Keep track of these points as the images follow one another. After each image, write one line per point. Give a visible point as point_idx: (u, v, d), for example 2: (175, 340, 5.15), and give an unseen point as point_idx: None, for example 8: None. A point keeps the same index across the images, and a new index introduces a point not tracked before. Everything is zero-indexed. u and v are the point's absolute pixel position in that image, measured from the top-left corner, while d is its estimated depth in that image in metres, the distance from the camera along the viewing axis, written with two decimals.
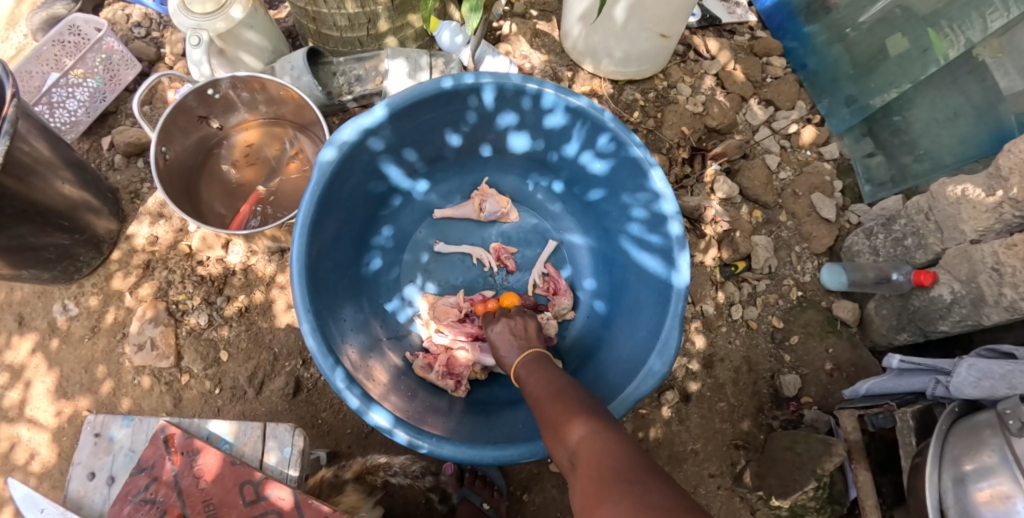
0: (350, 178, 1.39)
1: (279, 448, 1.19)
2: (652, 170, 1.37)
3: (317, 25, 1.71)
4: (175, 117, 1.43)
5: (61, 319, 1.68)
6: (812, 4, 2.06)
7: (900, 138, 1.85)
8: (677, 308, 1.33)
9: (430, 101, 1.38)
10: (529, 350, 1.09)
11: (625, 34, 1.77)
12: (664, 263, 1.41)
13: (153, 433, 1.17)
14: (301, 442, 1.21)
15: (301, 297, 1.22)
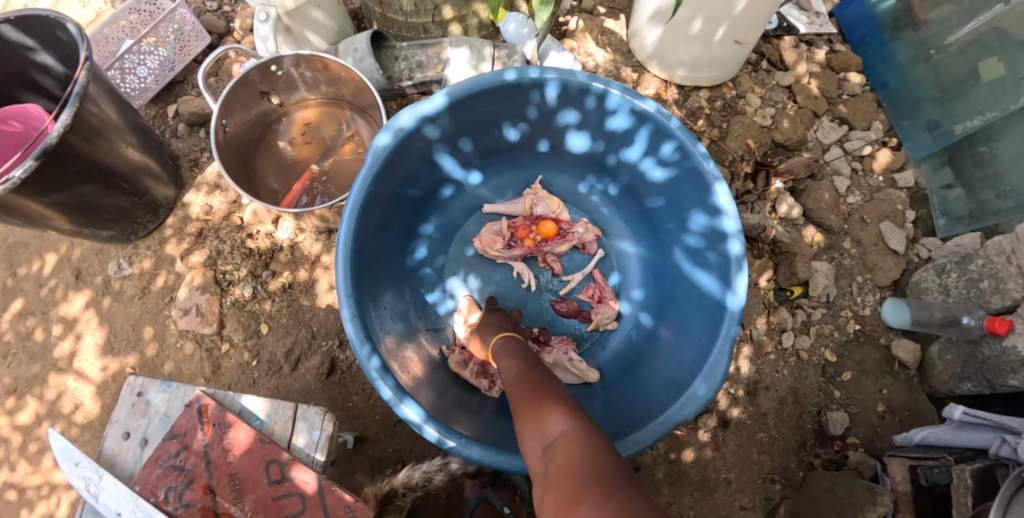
0: (404, 164, 1.37)
1: (307, 432, 1.15)
2: (716, 184, 1.29)
3: (383, 9, 1.71)
4: (237, 90, 1.44)
5: (115, 278, 1.74)
6: (900, 19, 1.92)
7: (984, 170, 1.73)
8: (729, 331, 1.25)
9: (492, 93, 1.34)
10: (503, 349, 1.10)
11: (698, 37, 1.69)
12: (719, 282, 1.33)
13: (189, 399, 1.16)
14: (330, 427, 1.16)
15: (344, 281, 1.21)
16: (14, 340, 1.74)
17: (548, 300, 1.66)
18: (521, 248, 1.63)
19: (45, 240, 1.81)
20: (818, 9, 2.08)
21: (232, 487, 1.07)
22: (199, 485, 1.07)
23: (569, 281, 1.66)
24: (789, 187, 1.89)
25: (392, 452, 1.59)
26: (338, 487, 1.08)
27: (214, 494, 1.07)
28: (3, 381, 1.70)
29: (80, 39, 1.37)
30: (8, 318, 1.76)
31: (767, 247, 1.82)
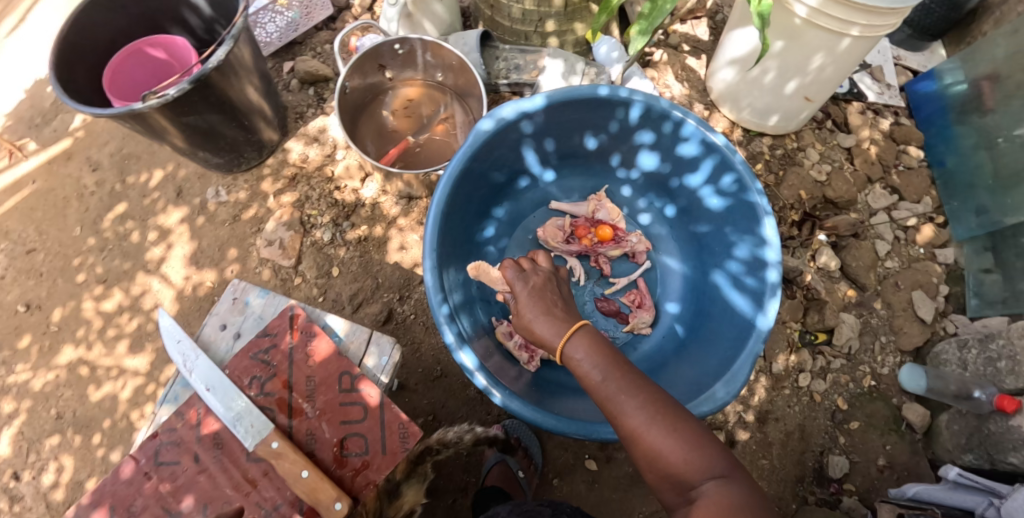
0: (497, 150, 1.56)
1: (376, 357, 1.31)
2: (766, 218, 1.43)
3: (492, 12, 1.97)
4: (365, 60, 1.65)
5: (212, 202, 1.95)
6: (968, 105, 2.01)
7: None
8: (756, 348, 1.37)
9: (584, 103, 1.52)
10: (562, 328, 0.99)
11: (772, 87, 1.85)
12: (753, 305, 1.47)
13: (283, 307, 1.35)
14: (397, 356, 1.33)
15: (430, 236, 1.39)
16: (113, 238, 1.95)
17: (591, 297, 1.81)
18: (580, 244, 1.78)
19: (157, 157, 2.03)
20: (889, 82, 2.21)
21: (308, 386, 1.24)
22: (280, 379, 1.24)
23: (614, 284, 1.81)
24: (831, 241, 2.00)
25: (426, 404, 1.74)
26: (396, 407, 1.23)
27: (291, 389, 1.24)
28: (97, 271, 1.91)
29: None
30: (112, 218, 1.98)
31: (801, 291, 1.94)
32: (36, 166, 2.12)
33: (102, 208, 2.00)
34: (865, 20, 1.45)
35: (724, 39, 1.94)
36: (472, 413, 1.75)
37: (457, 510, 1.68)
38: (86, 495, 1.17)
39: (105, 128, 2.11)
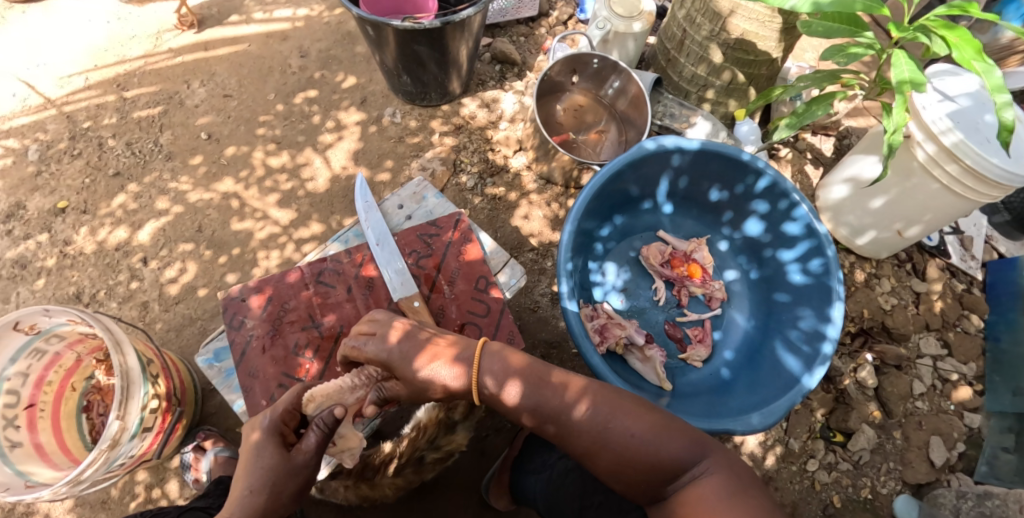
0: (645, 168, 1.92)
1: (508, 277, 1.58)
2: (838, 302, 1.73)
3: (667, 65, 2.44)
4: (569, 61, 2.09)
5: (387, 118, 2.30)
6: None
7: None
8: (795, 398, 1.66)
9: (726, 160, 1.87)
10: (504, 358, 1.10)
11: (872, 213, 2.18)
12: (803, 367, 1.74)
13: (449, 212, 1.63)
14: (523, 283, 1.59)
15: (579, 208, 1.75)
16: (297, 112, 2.30)
17: (663, 318, 2.08)
18: (673, 271, 2.07)
19: (356, 67, 2.41)
20: (976, 254, 2.45)
21: (451, 274, 1.51)
22: (433, 259, 1.52)
23: (685, 316, 2.07)
24: (874, 363, 2.24)
25: None
26: (510, 320, 1.48)
27: (439, 271, 1.52)
28: (274, 132, 2.25)
29: None
30: (302, 97, 2.33)
31: (833, 391, 2.19)
32: (254, 33, 2.48)
33: (296, 86, 2.36)
34: (965, 189, 1.83)
35: (843, 161, 2.28)
36: None
37: (485, 443, 1.98)
38: (259, 281, 1.45)
39: (321, 28, 2.50)
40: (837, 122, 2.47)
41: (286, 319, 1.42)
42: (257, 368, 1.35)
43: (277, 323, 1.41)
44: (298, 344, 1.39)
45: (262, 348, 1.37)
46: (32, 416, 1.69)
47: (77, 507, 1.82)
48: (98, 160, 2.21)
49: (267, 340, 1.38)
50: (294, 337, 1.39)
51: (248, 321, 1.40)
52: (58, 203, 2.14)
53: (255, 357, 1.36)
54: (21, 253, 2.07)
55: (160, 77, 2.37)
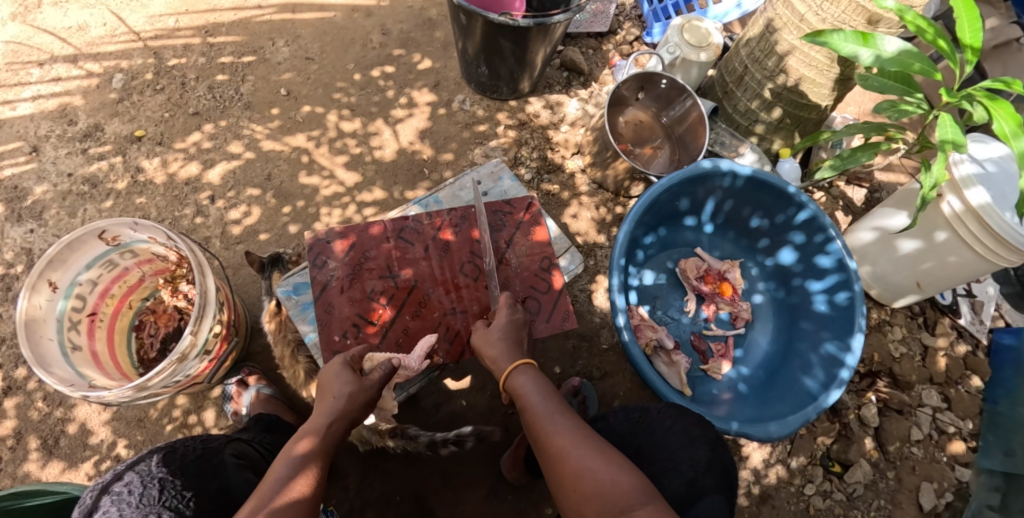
0: (697, 186, 2.04)
1: (567, 263, 1.74)
2: (859, 333, 1.85)
3: (723, 97, 2.61)
4: (640, 77, 2.24)
5: (456, 104, 2.45)
6: None
7: None
8: (811, 414, 1.77)
9: (773, 189, 2.00)
10: (526, 375, 1.16)
11: (897, 262, 2.34)
12: (821, 389, 1.86)
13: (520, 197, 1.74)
14: (579, 270, 1.75)
15: (636, 211, 1.88)
16: (374, 85, 2.43)
17: (691, 329, 2.19)
18: (706, 287, 2.18)
19: (433, 52, 2.55)
20: (984, 317, 2.60)
21: (518, 251, 1.63)
22: (504, 235, 1.64)
23: (711, 330, 2.18)
24: (878, 405, 2.36)
25: None
26: (566, 300, 1.59)
27: (508, 246, 1.63)
28: (351, 99, 2.38)
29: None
30: (379, 72, 2.46)
31: (837, 423, 2.31)
32: (340, 4, 2.59)
33: (375, 61, 2.48)
34: (988, 247, 1.96)
35: (874, 211, 2.43)
36: (562, 357, 2.10)
37: (511, 421, 2.01)
38: (343, 229, 1.56)
39: (403, 11, 2.62)
40: (870, 174, 2.65)
41: (366, 266, 1.54)
42: (336, 306, 1.48)
43: (356, 268, 1.53)
44: (374, 290, 1.51)
45: (340, 290, 1.50)
46: (92, 324, 1.67)
47: (115, 420, 1.87)
48: (178, 98, 2.28)
49: (345, 282, 1.51)
50: (371, 284, 1.52)
51: (330, 263, 1.51)
52: (135, 131, 2.19)
53: (334, 296, 1.48)
54: (94, 173, 2.11)
55: (247, 30, 2.46)
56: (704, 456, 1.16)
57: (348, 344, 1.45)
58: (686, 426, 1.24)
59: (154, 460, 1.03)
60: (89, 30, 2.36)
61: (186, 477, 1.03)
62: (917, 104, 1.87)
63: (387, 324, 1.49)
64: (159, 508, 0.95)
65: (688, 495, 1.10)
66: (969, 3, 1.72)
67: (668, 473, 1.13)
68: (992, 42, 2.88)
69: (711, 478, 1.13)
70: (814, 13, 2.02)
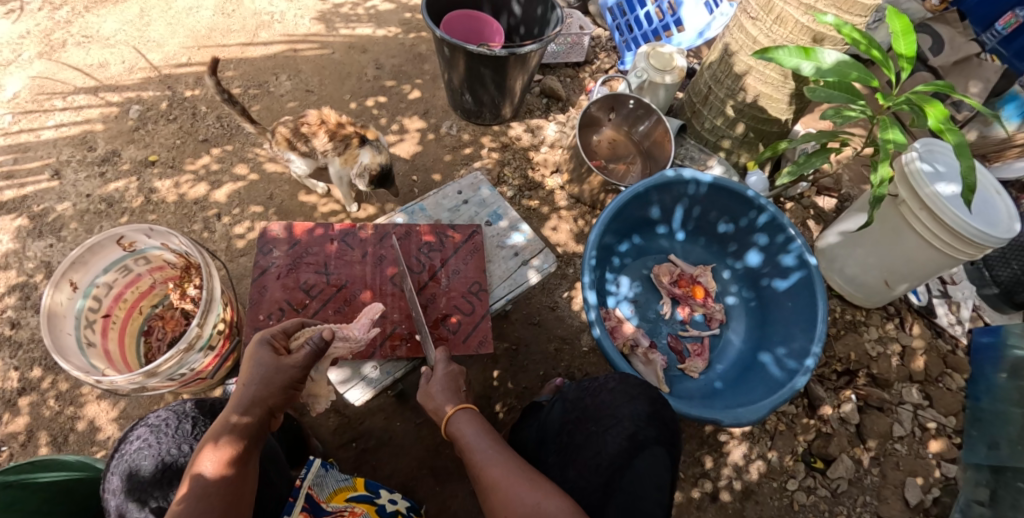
0: (664, 194, 2.20)
1: (540, 262, 1.88)
2: (821, 324, 1.95)
3: (691, 116, 2.82)
4: (611, 98, 2.44)
5: (444, 129, 2.67)
6: (1017, 367, 2.35)
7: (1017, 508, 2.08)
8: (777, 400, 1.86)
9: (734, 193, 2.15)
10: (463, 411, 1.21)
11: (863, 264, 2.46)
12: (787, 378, 1.95)
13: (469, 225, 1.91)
14: (554, 268, 1.89)
15: (607, 215, 2.02)
16: (368, 113, 2.66)
17: (668, 331, 2.30)
18: (679, 290, 2.32)
19: (422, 83, 2.79)
20: (962, 318, 2.68)
21: (453, 271, 1.78)
22: (442, 255, 1.80)
23: (687, 331, 2.30)
24: (858, 403, 2.42)
25: (518, 334, 2.24)
26: (486, 323, 1.71)
27: (444, 265, 1.78)
28: None
29: (560, 22, 2.31)
30: (373, 101, 2.69)
31: (817, 421, 2.37)
32: (338, 43, 2.86)
33: (369, 92, 2.72)
34: (944, 240, 2.08)
35: (840, 217, 2.57)
36: (544, 360, 2.19)
37: (497, 419, 2.08)
38: (295, 224, 1.77)
39: (395, 47, 2.89)
40: (838, 184, 2.80)
41: (306, 260, 1.73)
42: (269, 289, 1.66)
43: (296, 260, 1.72)
44: (307, 281, 1.69)
45: (277, 276, 1.69)
46: (106, 324, 1.79)
47: (122, 418, 1.95)
48: (189, 127, 2.51)
49: (284, 270, 1.70)
50: (306, 276, 1.70)
51: (276, 252, 1.73)
52: (149, 156, 2.41)
53: (270, 281, 1.68)
54: (111, 193, 2.31)
55: (252, 67, 2.72)
56: (644, 411, 1.34)
57: (270, 324, 1.61)
58: (627, 387, 1.42)
59: (188, 404, 1.22)
60: (110, 66, 2.63)
61: (214, 419, 1.21)
62: (861, 111, 2.04)
63: (310, 314, 1.64)
64: (191, 438, 1.13)
65: (630, 448, 1.25)
66: (903, 20, 1.92)
67: (612, 430, 1.29)
68: (953, 58, 3.09)
69: (652, 431, 1.30)
70: (765, 35, 2.25)
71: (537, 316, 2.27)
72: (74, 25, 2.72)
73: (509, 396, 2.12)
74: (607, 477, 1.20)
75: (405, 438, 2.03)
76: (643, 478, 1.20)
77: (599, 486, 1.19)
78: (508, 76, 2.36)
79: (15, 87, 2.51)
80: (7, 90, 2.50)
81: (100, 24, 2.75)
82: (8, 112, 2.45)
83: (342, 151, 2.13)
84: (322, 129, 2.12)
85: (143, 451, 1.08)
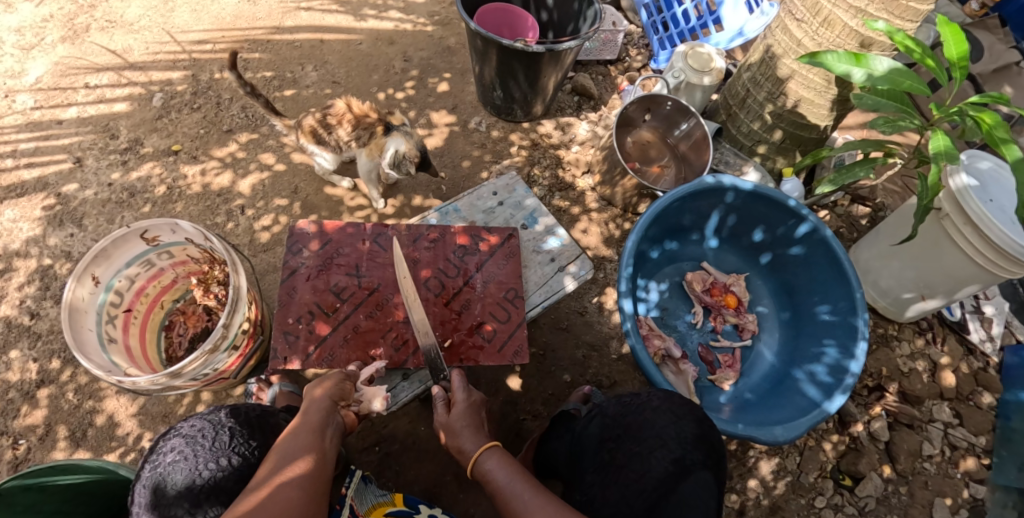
0: (701, 200, 2.13)
1: (576, 268, 1.83)
2: (861, 340, 1.88)
3: (726, 120, 2.74)
4: (647, 100, 2.36)
5: (473, 125, 2.59)
6: None
7: None
8: (814, 418, 1.80)
9: (774, 202, 2.08)
10: (490, 449, 1.17)
11: (900, 277, 2.40)
12: (823, 395, 1.89)
13: (504, 228, 1.85)
14: (591, 275, 1.84)
15: (643, 221, 1.95)
16: (396, 106, 2.58)
17: (698, 340, 2.24)
18: (712, 299, 2.26)
19: (451, 77, 2.71)
20: (993, 335, 2.61)
21: (488, 277, 1.72)
22: (476, 259, 1.74)
23: (718, 341, 2.24)
24: (888, 419, 2.38)
25: (544, 339, 2.19)
26: (521, 332, 1.65)
27: (478, 270, 1.72)
28: None
29: (598, 16, 2.22)
30: (401, 94, 2.62)
31: (847, 437, 2.34)
32: (366, 32, 2.78)
33: (397, 84, 2.65)
34: (990, 257, 2.00)
35: (877, 229, 2.49)
36: (572, 366, 2.14)
37: (523, 426, 2.03)
38: (325, 222, 1.71)
39: (424, 39, 2.81)
40: (873, 193, 2.73)
41: (336, 261, 1.67)
42: (298, 291, 1.61)
43: (325, 261, 1.66)
44: (337, 284, 1.63)
45: (306, 278, 1.63)
46: (127, 319, 1.73)
47: (141, 414, 1.91)
48: (213, 116, 2.44)
49: (313, 271, 1.64)
50: (336, 278, 1.64)
51: (305, 252, 1.67)
52: (172, 145, 2.34)
53: (299, 282, 1.62)
54: (134, 183, 2.25)
55: (277, 55, 2.64)
56: (691, 433, 1.22)
57: (299, 327, 1.56)
58: (671, 406, 1.30)
59: (223, 413, 1.14)
60: (133, 51, 2.55)
61: (250, 429, 1.13)
62: (911, 120, 1.95)
63: (341, 319, 1.58)
64: (229, 452, 1.05)
65: (676, 472, 1.16)
66: (954, 27, 1.80)
67: (657, 451, 1.20)
68: (992, 65, 3.00)
69: (699, 454, 1.19)
70: (811, 38, 2.16)
71: (565, 321, 2.22)
72: (97, 9, 2.65)
73: (536, 403, 2.07)
74: (652, 502, 1.13)
75: (429, 442, 1.99)
76: (689, 504, 1.12)
77: (644, 510, 1.13)
78: (542, 73, 2.28)
79: (37, 72, 2.44)
80: (29, 74, 2.43)
81: (125, 9, 2.67)
82: (29, 96, 2.38)
83: (368, 142, 2.04)
84: (351, 122, 2.04)
85: (178, 464, 1.00)
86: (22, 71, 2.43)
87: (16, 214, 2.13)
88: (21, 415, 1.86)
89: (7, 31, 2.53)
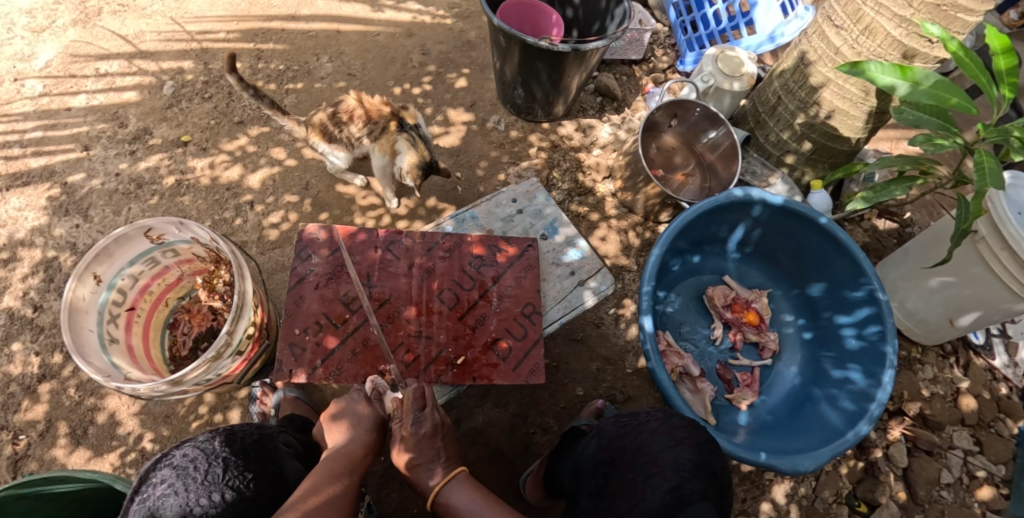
0: (728, 213, 2.05)
1: (597, 283, 1.77)
2: (889, 369, 1.80)
3: (754, 128, 2.64)
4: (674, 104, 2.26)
5: (491, 125, 2.51)
6: None
7: None
8: (839, 449, 1.73)
9: (805, 218, 1.99)
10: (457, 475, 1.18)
11: (928, 299, 2.32)
12: (848, 424, 1.82)
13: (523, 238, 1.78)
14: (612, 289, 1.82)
15: (667, 234, 1.87)
16: (412, 101, 2.50)
17: (716, 357, 2.17)
18: (732, 315, 2.19)
19: (470, 73, 2.62)
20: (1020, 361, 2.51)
21: (504, 290, 1.65)
22: (492, 271, 1.67)
23: (737, 359, 2.17)
24: (906, 444, 2.31)
25: (558, 351, 2.13)
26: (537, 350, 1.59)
27: (495, 282, 1.66)
28: None
29: (626, 15, 2.12)
30: (418, 89, 2.53)
31: (863, 461, 2.28)
32: (384, 23, 2.69)
33: (414, 78, 2.56)
34: None
35: (906, 248, 2.40)
36: (585, 379, 2.08)
37: (532, 440, 1.97)
38: (336, 228, 1.66)
39: (443, 32, 2.71)
40: (903, 209, 2.64)
41: (347, 269, 1.61)
42: (306, 300, 1.55)
43: (336, 269, 1.61)
44: (347, 294, 1.57)
45: (315, 286, 1.57)
46: (131, 318, 1.68)
47: (143, 413, 1.87)
48: (225, 106, 2.37)
49: (323, 279, 1.58)
50: (346, 288, 1.58)
51: (314, 258, 1.61)
52: (182, 136, 2.27)
53: (307, 290, 1.56)
54: (141, 173, 2.19)
55: (292, 44, 2.56)
56: (689, 459, 1.14)
57: (306, 339, 1.50)
58: (671, 429, 1.22)
59: (217, 441, 1.10)
60: (145, 36, 2.48)
61: (246, 459, 1.09)
62: (953, 139, 1.84)
63: (350, 330, 1.53)
64: (222, 485, 1.00)
65: (672, 504, 1.06)
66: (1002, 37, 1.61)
67: (652, 481, 1.12)
68: None
69: (697, 483, 1.11)
70: (850, 46, 2.05)
71: (579, 333, 2.14)
72: None
73: (547, 416, 2.01)
74: None
75: None
76: None
77: None
78: (565, 73, 2.19)
79: (47, 55, 2.37)
80: (39, 57, 2.37)
81: None
82: (39, 81, 2.32)
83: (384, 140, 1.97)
84: (365, 118, 1.96)
85: (169, 498, 0.95)
86: (32, 54, 2.37)
87: (22, 203, 2.08)
88: (22, 409, 1.82)
89: (19, 13, 2.46)
